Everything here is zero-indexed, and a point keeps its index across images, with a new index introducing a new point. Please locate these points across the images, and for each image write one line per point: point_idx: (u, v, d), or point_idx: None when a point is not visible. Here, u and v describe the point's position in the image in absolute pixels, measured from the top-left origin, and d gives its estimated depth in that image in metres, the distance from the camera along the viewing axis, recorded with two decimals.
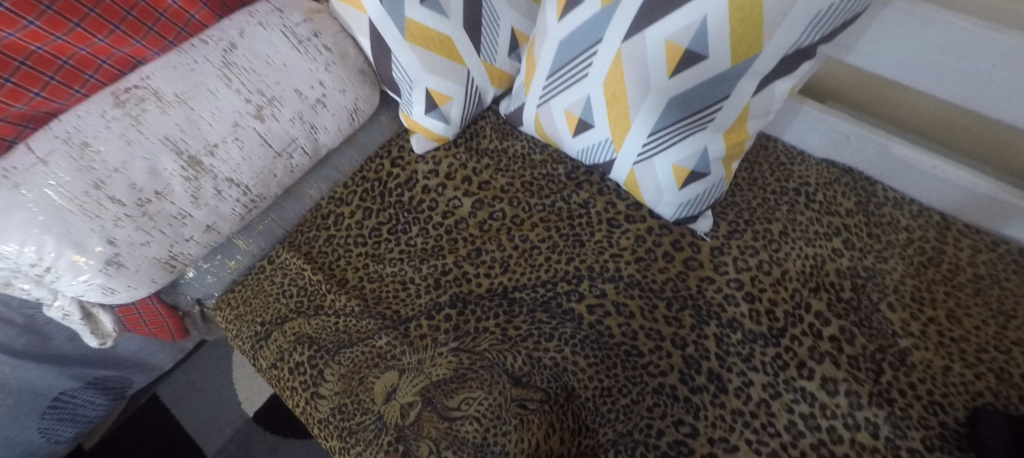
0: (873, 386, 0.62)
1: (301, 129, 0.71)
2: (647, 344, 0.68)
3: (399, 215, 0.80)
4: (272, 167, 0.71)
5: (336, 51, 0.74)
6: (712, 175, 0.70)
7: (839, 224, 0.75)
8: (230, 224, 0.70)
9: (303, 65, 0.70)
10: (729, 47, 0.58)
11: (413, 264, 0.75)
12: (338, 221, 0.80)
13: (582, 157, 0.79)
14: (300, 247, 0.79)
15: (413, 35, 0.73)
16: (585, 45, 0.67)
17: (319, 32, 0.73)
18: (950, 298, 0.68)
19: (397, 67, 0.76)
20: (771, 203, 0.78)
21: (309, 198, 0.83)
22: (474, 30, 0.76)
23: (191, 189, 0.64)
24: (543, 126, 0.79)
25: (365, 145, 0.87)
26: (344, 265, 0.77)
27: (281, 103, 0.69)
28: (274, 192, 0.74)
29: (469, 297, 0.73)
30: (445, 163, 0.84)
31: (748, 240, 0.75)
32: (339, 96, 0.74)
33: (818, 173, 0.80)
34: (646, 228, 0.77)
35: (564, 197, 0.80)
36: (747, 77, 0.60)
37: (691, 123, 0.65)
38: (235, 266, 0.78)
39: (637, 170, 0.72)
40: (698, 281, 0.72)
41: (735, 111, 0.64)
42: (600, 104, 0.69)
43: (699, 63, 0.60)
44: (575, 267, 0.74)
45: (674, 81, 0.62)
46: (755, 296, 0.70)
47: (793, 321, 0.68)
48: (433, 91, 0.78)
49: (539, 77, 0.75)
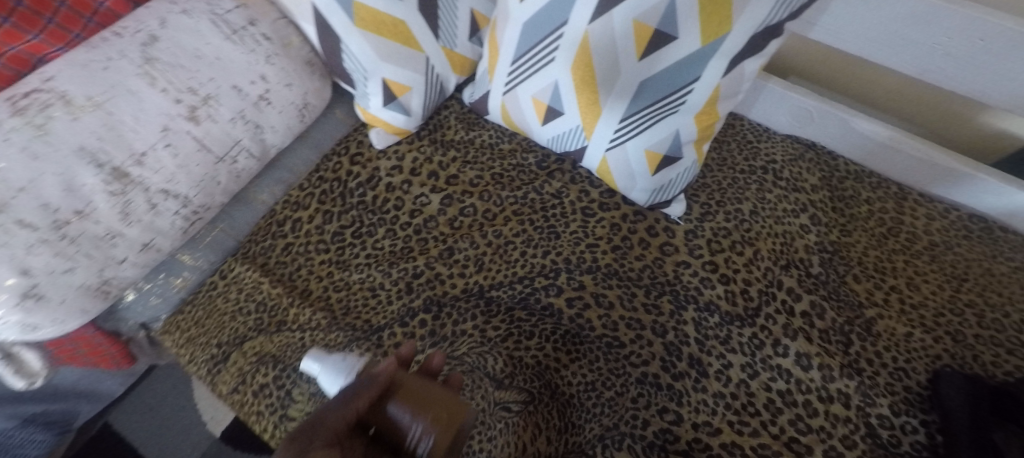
0: (844, 358, 0.64)
1: (244, 129, 0.64)
2: (628, 334, 0.67)
3: (363, 217, 0.76)
4: (214, 173, 0.63)
5: (276, 41, 0.67)
6: (685, 159, 0.68)
7: (805, 200, 0.77)
8: (172, 240, 0.63)
9: (239, 58, 0.63)
10: (699, 26, 0.55)
11: (382, 269, 0.72)
12: (296, 228, 0.75)
13: (552, 145, 0.76)
14: (255, 259, 0.73)
15: (363, 20, 0.68)
16: (549, 28, 0.63)
17: (255, 20, 0.66)
18: (909, 266, 0.71)
19: (348, 56, 0.71)
20: (741, 183, 0.79)
21: (262, 203, 0.77)
22: (429, 13, 0.71)
23: (119, 205, 0.56)
24: (511, 114, 0.76)
25: (319, 143, 0.82)
26: (307, 274, 0.72)
27: (219, 101, 0.61)
28: (220, 201, 0.66)
29: (444, 300, 0.70)
30: (409, 158, 0.80)
31: (721, 221, 0.75)
32: (286, 91, 0.68)
33: (782, 150, 0.82)
34: (620, 216, 0.76)
35: (536, 188, 0.78)
36: (719, 57, 0.57)
37: (662, 108, 0.63)
38: (182, 284, 0.71)
39: (609, 157, 0.70)
40: (674, 266, 0.72)
41: (706, 92, 0.61)
42: (568, 90, 0.66)
43: (668, 45, 0.57)
44: (552, 260, 0.73)
45: (644, 64, 0.60)
46: (729, 277, 0.70)
47: (766, 299, 0.69)
48: (391, 81, 0.73)
49: (502, 64, 0.71)
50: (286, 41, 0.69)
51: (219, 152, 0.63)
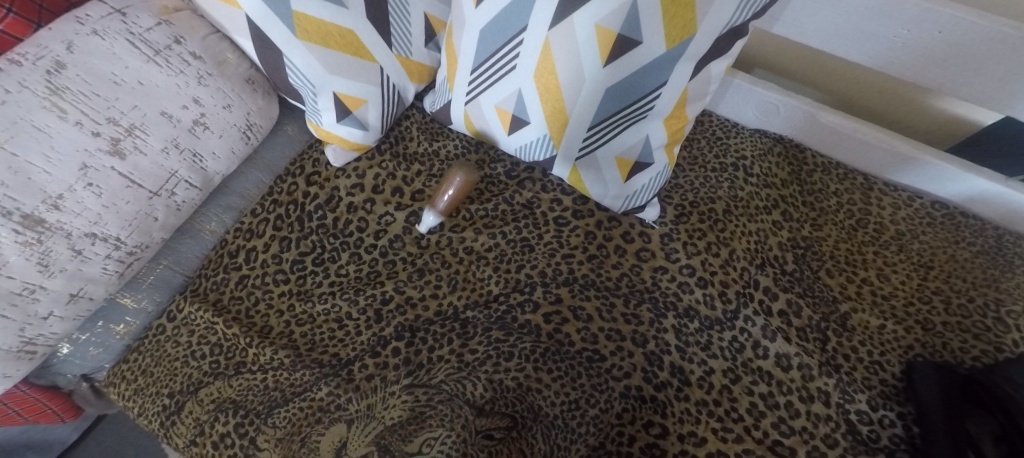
0: (822, 356, 0.64)
1: (179, 159, 0.59)
2: (608, 347, 0.65)
3: (324, 242, 0.71)
4: (149, 209, 0.58)
5: (208, 59, 0.61)
6: (657, 164, 0.66)
7: (776, 197, 0.77)
8: (105, 286, 0.57)
9: (167, 81, 0.56)
10: (664, 30, 0.52)
11: (348, 296, 0.67)
12: (251, 258, 0.69)
13: (520, 155, 0.72)
14: (207, 296, 0.67)
15: (306, 31, 0.62)
16: (507, 34, 0.59)
17: (182, 36, 0.59)
18: (878, 257, 0.71)
19: (293, 71, 0.65)
20: (713, 181, 0.78)
21: (210, 233, 0.71)
22: (379, 20, 0.67)
23: (35, 255, 0.49)
24: (475, 124, 0.72)
25: (271, 164, 0.77)
26: (266, 309, 0.67)
27: (146, 131, 0.55)
28: (159, 237, 0.61)
29: (416, 325, 0.67)
30: (370, 174, 0.75)
31: (695, 222, 0.74)
32: (224, 113, 0.62)
33: (752, 145, 0.81)
34: (594, 223, 0.74)
35: (506, 199, 0.76)
36: (684, 61, 0.54)
37: (631, 114, 0.60)
38: (125, 330, 0.66)
39: (580, 165, 0.67)
40: (652, 273, 0.71)
41: (674, 97, 0.58)
42: (533, 99, 0.62)
43: (634, 50, 0.54)
44: (527, 274, 0.71)
45: (610, 71, 0.56)
46: (707, 280, 0.69)
47: (744, 301, 0.68)
48: (343, 95, 0.68)
49: (462, 72, 0.67)
50: (221, 59, 0.63)
51: (152, 185, 0.57)
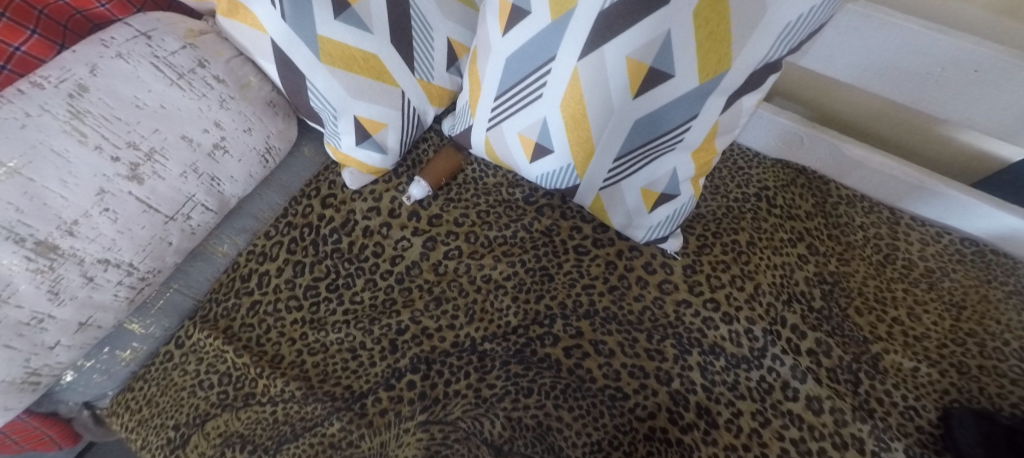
0: (854, 399, 0.62)
1: (197, 183, 0.57)
2: (631, 384, 0.63)
3: (339, 267, 0.69)
4: (164, 234, 0.56)
5: (232, 82, 0.60)
6: (682, 196, 0.64)
7: (801, 228, 0.75)
8: (115, 314, 0.55)
9: (188, 105, 0.55)
10: (698, 64, 0.51)
11: (363, 326, 0.65)
12: (263, 283, 0.68)
13: (541, 182, 0.71)
14: (217, 323, 0.65)
15: (330, 56, 0.62)
16: (534, 64, 0.58)
17: (206, 59, 0.58)
18: (908, 295, 0.69)
19: (315, 94, 0.64)
20: (735, 212, 0.76)
21: (223, 255, 0.69)
22: (402, 45, 0.66)
23: (47, 283, 0.48)
24: (496, 150, 0.71)
25: (287, 185, 0.75)
26: (277, 337, 0.65)
27: (166, 155, 0.54)
28: (172, 262, 0.59)
29: (432, 356, 0.64)
30: (387, 198, 0.74)
31: (718, 254, 0.72)
32: (244, 136, 0.61)
33: (774, 175, 0.80)
34: (615, 252, 0.72)
35: (525, 225, 0.74)
36: (716, 95, 0.53)
37: (659, 146, 0.59)
38: (131, 356, 0.63)
39: (603, 195, 0.66)
40: (675, 307, 0.68)
41: (704, 130, 0.57)
42: (558, 128, 0.61)
43: (665, 83, 0.53)
44: (547, 305, 0.68)
45: (639, 103, 0.55)
46: (732, 316, 0.67)
47: (772, 339, 0.66)
48: (363, 119, 0.67)
49: (484, 98, 0.66)
50: (244, 82, 0.62)
51: (169, 210, 0.56)
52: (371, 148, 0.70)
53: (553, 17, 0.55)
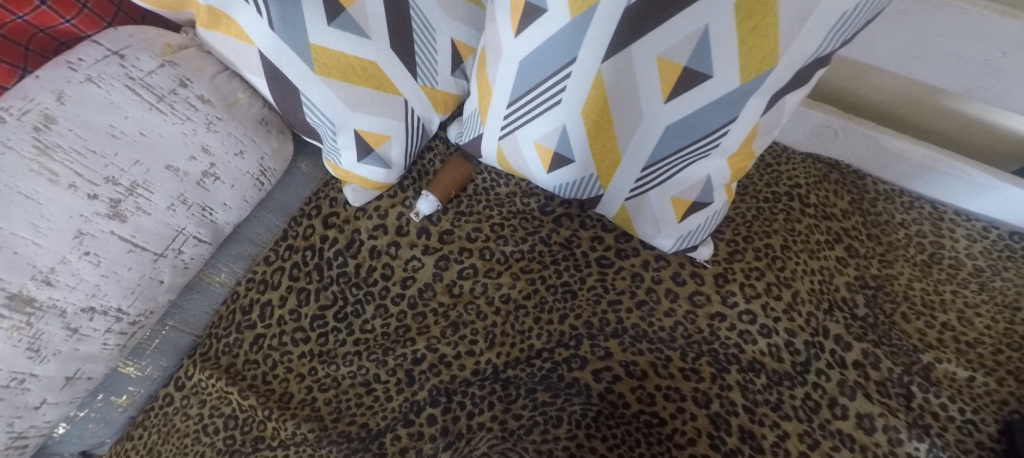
0: (908, 415, 0.58)
1: (187, 215, 0.52)
2: (667, 408, 0.59)
3: (346, 293, 0.64)
4: (154, 273, 0.52)
5: (218, 101, 0.54)
6: (716, 204, 0.59)
7: (837, 229, 0.70)
8: (106, 363, 0.51)
9: (172, 130, 0.50)
10: (739, 62, 0.45)
11: (376, 357, 0.61)
12: (266, 314, 0.63)
13: (560, 191, 0.66)
14: (219, 361, 0.61)
15: (324, 66, 0.56)
16: (551, 67, 0.53)
17: (188, 77, 0.52)
18: (957, 297, 0.65)
19: (310, 109, 0.59)
20: (767, 213, 0.71)
21: (220, 285, 0.64)
22: (403, 49, 0.60)
23: (25, 341, 0.43)
24: (509, 159, 0.65)
25: (285, 205, 0.70)
26: (285, 373, 0.60)
27: (150, 187, 0.48)
28: (165, 301, 0.55)
29: (453, 387, 0.60)
30: (393, 214, 0.69)
31: (751, 260, 0.67)
32: (236, 160, 0.56)
33: (805, 171, 0.75)
34: (640, 263, 0.67)
35: (543, 238, 0.69)
36: (758, 95, 0.47)
37: (692, 153, 0.53)
38: (128, 401, 0.59)
39: (630, 204, 0.61)
40: (709, 321, 0.64)
41: (742, 134, 0.51)
42: (579, 135, 0.56)
43: (701, 84, 0.47)
44: (571, 325, 0.64)
45: (671, 107, 0.50)
46: (771, 328, 0.63)
47: (814, 352, 0.61)
48: (364, 133, 0.62)
49: (496, 105, 0.61)
50: (231, 99, 0.56)
51: (158, 246, 0.51)
52: (376, 162, 0.64)
53: (571, 15, 0.48)
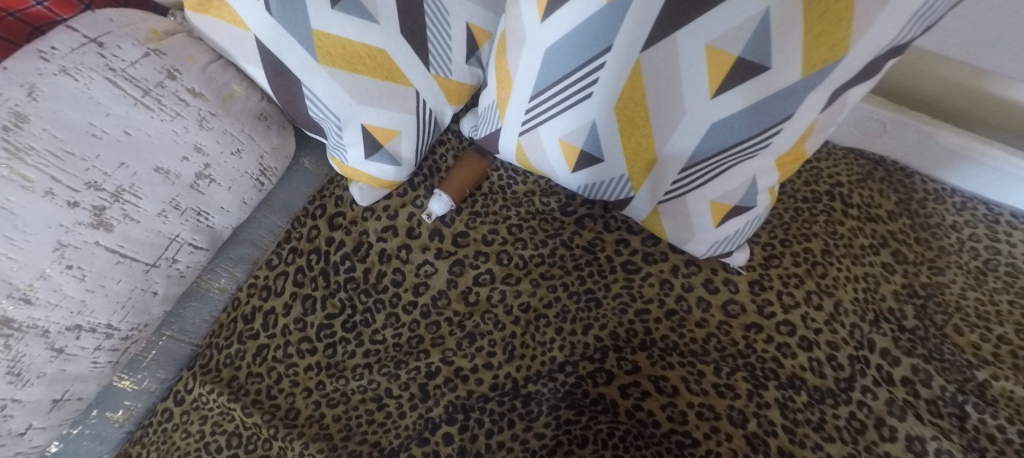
0: (962, 438, 0.53)
1: (180, 221, 0.48)
2: (700, 428, 0.55)
3: (355, 301, 0.60)
4: (146, 285, 0.47)
5: (211, 94, 0.49)
6: (758, 207, 0.54)
7: (883, 232, 0.65)
8: (96, 381, 0.47)
9: (161, 128, 0.44)
10: (803, 51, 0.39)
11: (387, 371, 0.57)
12: (269, 323, 0.58)
13: (584, 192, 0.61)
14: (220, 374, 0.57)
15: (328, 54, 0.50)
16: (582, 57, 0.47)
17: (177, 68, 0.46)
18: (1015, 308, 0.61)
19: (313, 102, 0.53)
20: (806, 214, 0.66)
21: (219, 292, 0.60)
22: (414, 35, 0.55)
23: (3, 364, 0.39)
24: (529, 156, 0.60)
25: (287, 204, 0.65)
26: (290, 387, 0.56)
27: (139, 192, 0.43)
28: (160, 313, 0.50)
29: (469, 403, 0.56)
30: (403, 214, 0.64)
31: (789, 266, 0.63)
32: (233, 160, 0.51)
33: (847, 168, 0.70)
34: (669, 269, 0.63)
35: (565, 241, 0.64)
36: (821, 89, 0.42)
37: (737, 154, 0.48)
38: (124, 416, 0.55)
39: (663, 207, 0.56)
40: (743, 332, 0.59)
41: (796, 133, 0.46)
42: (611, 132, 0.51)
43: (755, 77, 0.42)
44: (596, 337, 0.59)
45: (719, 103, 0.44)
46: (811, 341, 0.58)
47: (859, 368, 0.57)
48: (372, 128, 0.56)
49: (516, 98, 0.55)
50: (226, 92, 0.50)
51: (148, 256, 0.46)
52: (380, 159, 0.59)
53: None
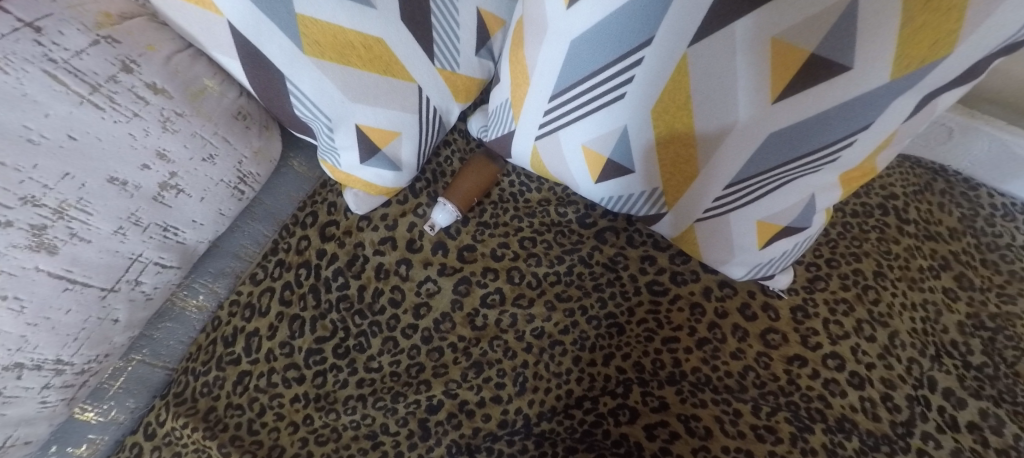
0: None
1: (142, 239, 0.41)
2: None
3: (348, 324, 0.54)
4: (103, 312, 0.41)
5: (176, 90, 0.41)
6: (812, 228, 0.47)
7: (944, 253, 0.59)
8: (48, 422, 0.41)
9: (116, 131, 0.37)
10: (895, 49, 0.32)
11: (383, 405, 0.51)
12: (252, 347, 0.52)
13: (608, 204, 0.54)
14: (195, 405, 0.50)
15: (315, 44, 0.43)
16: (616, 50, 0.39)
17: (134, 58, 0.39)
18: None
19: (298, 100, 0.46)
20: (856, 230, 0.59)
21: (197, 310, 0.53)
22: (417, 22, 0.48)
23: None
24: (546, 163, 0.53)
25: (274, 211, 0.57)
26: (274, 421, 0.50)
27: (88, 207, 0.36)
28: (121, 341, 0.44)
29: (475, 442, 0.50)
30: (403, 224, 0.57)
31: (836, 290, 0.56)
32: (205, 166, 0.44)
33: (903, 178, 0.63)
34: (701, 291, 0.56)
35: (583, 257, 0.57)
36: (911, 93, 0.35)
37: (796, 169, 0.41)
38: (89, 451, 0.49)
39: (701, 226, 0.49)
40: (786, 366, 0.52)
41: (871, 144, 0.39)
42: (646, 139, 0.44)
43: (831, 80, 0.34)
44: (618, 368, 0.53)
45: (781, 110, 0.37)
46: (863, 377, 0.51)
47: (919, 411, 0.50)
48: (369, 129, 0.49)
49: (534, 96, 0.48)
50: (196, 87, 0.43)
51: (103, 281, 0.40)
52: (377, 163, 0.52)
53: None
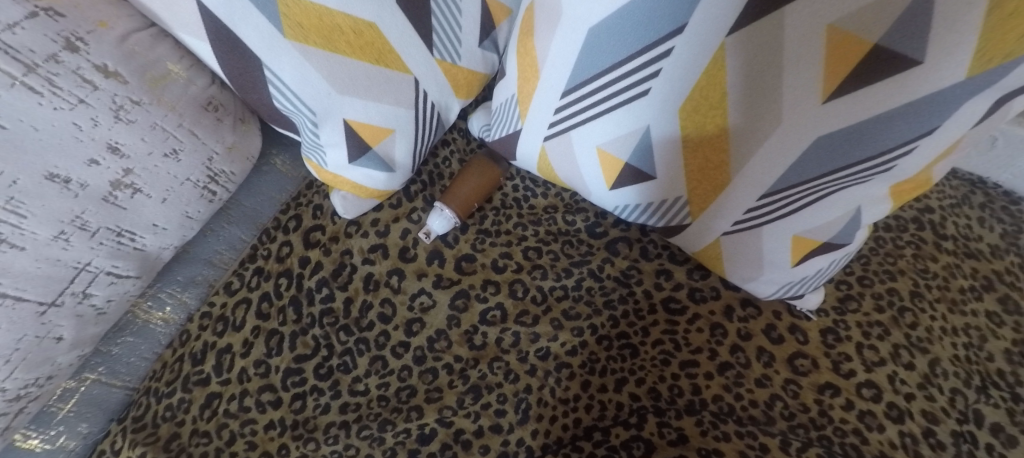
0: None
1: (89, 246, 0.36)
2: None
3: (331, 341, 0.48)
4: (42, 330, 0.36)
5: (132, 74, 0.36)
6: (852, 244, 0.42)
7: (987, 273, 0.55)
8: None
9: (57, 120, 0.31)
10: (978, 40, 0.27)
11: (369, 434, 0.45)
12: (223, 365, 0.46)
13: (622, 213, 0.49)
14: (154, 431, 0.44)
15: (298, 26, 0.38)
16: (642, 39, 0.34)
17: (81, 36, 0.32)
18: None
19: (278, 90, 0.41)
20: (890, 245, 0.55)
21: (163, 322, 0.47)
22: (414, 7, 0.42)
23: None
24: (555, 166, 0.48)
25: (253, 214, 0.52)
26: (245, 451, 0.44)
27: (21, 208, 0.31)
28: (66, 361, 0.39)
29: None
30: (395, 231, 0.52)
31: (870, 311, 0.51)
32: (166, 163, 0.39)
33: (939, 190, 0.59)
34: (722, 310, 0.51)
35: (594, 270, 0.52)
36: (989, 93, 0.30)
37: (844, 178, 0.36)
38: None
39: (728, 240, 0.44)
40: (817, 395, 0.47)
41: (933, 151, 0.34)
42: (672, 141, 0.39)
43: (897, 76, 0.29)
44: (631, 395, 0.48)
45: (834, 110, 0.32)
46: (903, 409, 0.46)
47: (967, 449, 0.45)
48: (358, 125, 0.44)
49: (544, 91, 0.43)
50: (158, 72, 0.38)
51: (40, 294, 0.34)
52: (367, 163, 0.47)
53: None
